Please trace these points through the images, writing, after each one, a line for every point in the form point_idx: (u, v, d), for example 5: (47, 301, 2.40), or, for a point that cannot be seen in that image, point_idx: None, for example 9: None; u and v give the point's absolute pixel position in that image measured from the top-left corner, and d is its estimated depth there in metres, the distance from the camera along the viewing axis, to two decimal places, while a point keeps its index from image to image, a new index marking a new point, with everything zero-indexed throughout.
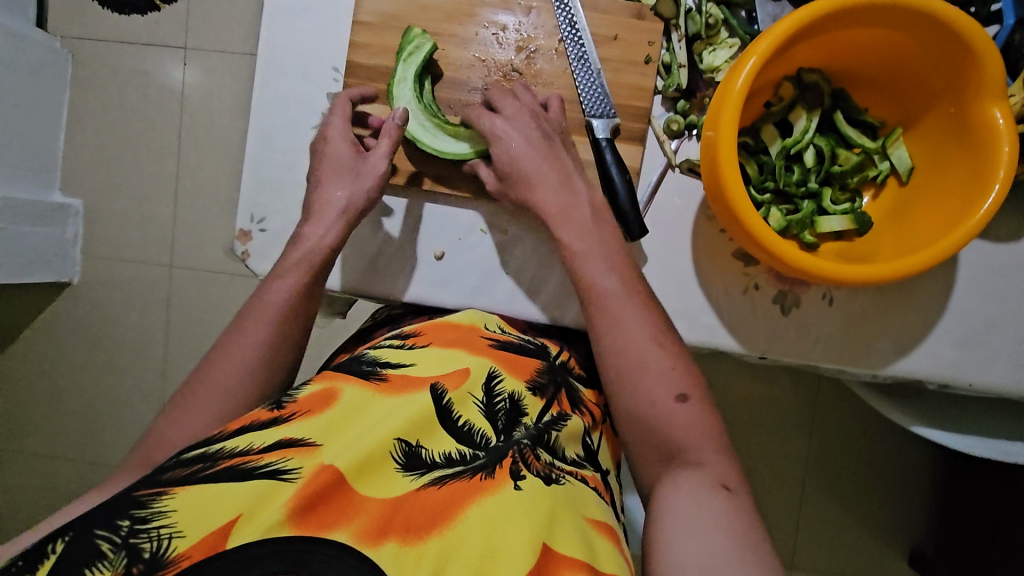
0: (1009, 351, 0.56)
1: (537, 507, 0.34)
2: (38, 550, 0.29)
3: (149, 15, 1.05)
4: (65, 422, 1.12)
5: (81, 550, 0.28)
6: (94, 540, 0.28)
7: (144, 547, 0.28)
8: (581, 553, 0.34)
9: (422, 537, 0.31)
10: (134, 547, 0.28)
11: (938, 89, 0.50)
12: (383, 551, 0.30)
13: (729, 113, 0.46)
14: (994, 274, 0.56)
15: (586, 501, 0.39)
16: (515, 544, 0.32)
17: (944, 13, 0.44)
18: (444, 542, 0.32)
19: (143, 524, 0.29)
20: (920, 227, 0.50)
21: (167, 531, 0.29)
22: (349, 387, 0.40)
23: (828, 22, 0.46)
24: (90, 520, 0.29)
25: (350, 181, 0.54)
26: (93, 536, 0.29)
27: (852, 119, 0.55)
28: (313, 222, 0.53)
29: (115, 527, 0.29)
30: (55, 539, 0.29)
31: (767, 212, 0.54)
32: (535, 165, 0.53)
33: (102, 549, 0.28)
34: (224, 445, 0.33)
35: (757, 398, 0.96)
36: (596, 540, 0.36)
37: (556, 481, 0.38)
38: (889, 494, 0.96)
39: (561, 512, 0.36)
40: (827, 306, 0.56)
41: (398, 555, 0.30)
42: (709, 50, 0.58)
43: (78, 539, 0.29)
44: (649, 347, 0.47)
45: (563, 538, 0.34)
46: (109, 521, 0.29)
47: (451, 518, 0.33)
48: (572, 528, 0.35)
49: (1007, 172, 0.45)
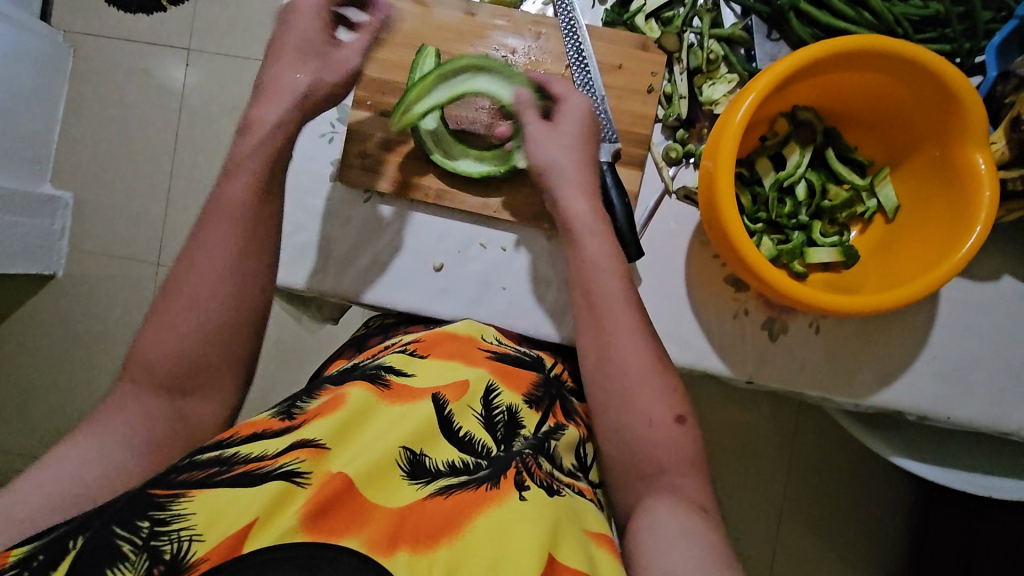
0: (987, 387, 0.58)
1: (541, 517, 0.35)
2: (57, 546, 0.29)
3: (155, 14, 1.06)
4: (36, 418, 1.09)
5: (101, 550, 0.28)
6: (114, 540, 0.28)
7: (166, 549, 0.28)
8: (582, 563, 0.34)
9: (432, 547, 0.32)
10: (156, 549, 0.28)
11: (924, 132, 0.53)
12: (396, 560, 0.30)
13: (728, 144, 0.47)
14: (974, 312, 0.58)
15: (587, 515, 0.40)
16: (525, 553, 0.32)
17: (932, 62, 0.46)
18: (453, 552, 0.32)
19: (163, 526, 0.29)
20: (905, 263, 0.52)
21: (188, 534, 0.29)
22: (355, 390, 0.40)
23: (825, 63, 0.48)
24: (109, 519, 0.29)
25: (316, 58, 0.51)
26: (111, 534, 0.29)
27: (843, 156, 0.57)
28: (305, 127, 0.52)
29: (135, 527, 0.29)
30: (73, 536, 0.29)
31: (760, 241, 0.56)
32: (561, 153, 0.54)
33: (122, 549, 0.28)
34: (239, 450, 0.34)
35: (739, 423, 0.97)
36: (598, 552, 0.36)
37: (558, 492, 0.39)
38: (867, 525, 0.97)
39: (565, 524, 0.36)
40: (814, 335, 0.58)
41: (410, 564, 0.30)
42: (709, 84, 0.60)
43: (97, 536, 0.29)
44: (646, 356, 0.48)
45: (566, 548, 0.35)
46: (128, 520, 0.29)
47: (459, 528, 0.33)
48: (575, 541, 0.36)
49: (989, 214, 0.47)
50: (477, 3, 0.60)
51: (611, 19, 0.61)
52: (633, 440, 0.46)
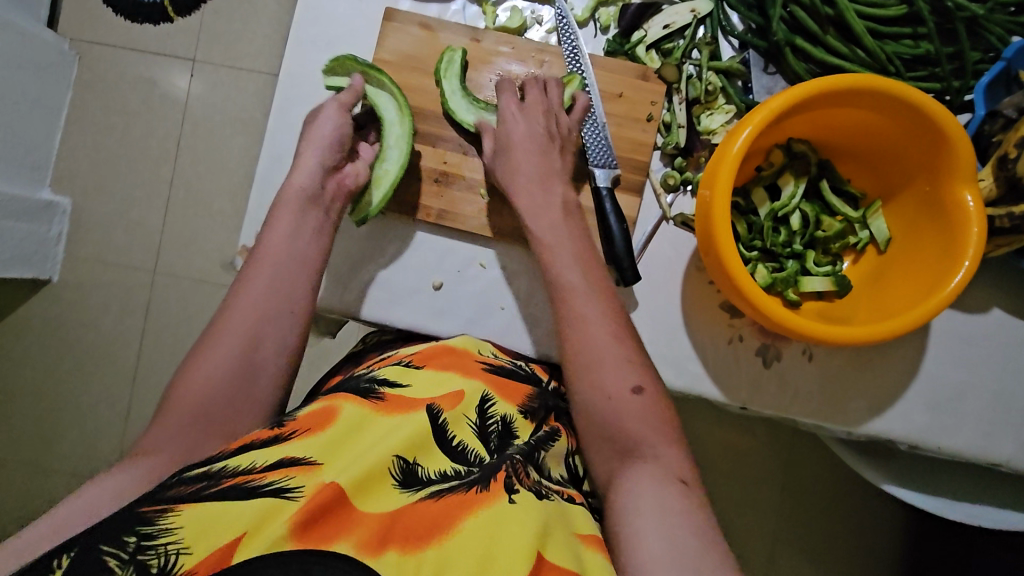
0: (976, 417, 0.59)
1: (528, 517, 0.36)
2: (44, 563, 0.29)
3: (162, 25, 1.07)
4: (24, 423, 1.08)
5: (89, 566, 0.29)
6: (100, 556, 0.29)
7: (151, 563, 0.29)
8: (568, 563, 0.35)
9: (420, 547, 0.33)
10: (142, 563, 0.29)
11: (915, 168, 0.54)
12: (386, 560, 0.32)
13: (725, 174, 0.49)
14: (962, 343, 0.59)
15: (576, 516, 0.41)
16: (509, 552, 0.33)
17: (921, 101, 0.48)
18: (440, 553, 0.33)
19: (149, 540, 0.30)
20: (895, 295, 0.53)
21: (175, 547, 0.30)
22: (349, 406, 0.41)
23: (820, 101, 0.50)
24: (95, 536, 0.30)
25: (321, 148, 0.54)
26: (99, 551, 0.29)
27: (836, 188, 0.59)
28: (307, 151, 0.54)
29: (122, 543, 0.30)
30: (59, 554, 0.29)
31: (754, 269, 0.57)
32: (529, 153, 0.55)
33: (109, 564, 0.29)
34: (227, 463, 0.35)
35: (733, 446, 0.98)
36: (586, 551, 0.37)
37: (545, 496, 0.40)
38: (857, 552, 0.97)
39: (552, 526, 0.37)
40: (807, 362, 0.59)
41: (397, 563, 0.32)
42: (706, 114, 0.62)
43: (84, 553, 0.29)
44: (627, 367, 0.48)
45: (553, 548, 0.35)
46: (114, 536, 0.30)
47: (447, 528, 0.34)
48: (563, 540, 0.36)
49: (976, 251, 0.48)
50: (482, 29, 0.61)
51: (612, 48, 0.62)
52: (599, 418, 0.47)
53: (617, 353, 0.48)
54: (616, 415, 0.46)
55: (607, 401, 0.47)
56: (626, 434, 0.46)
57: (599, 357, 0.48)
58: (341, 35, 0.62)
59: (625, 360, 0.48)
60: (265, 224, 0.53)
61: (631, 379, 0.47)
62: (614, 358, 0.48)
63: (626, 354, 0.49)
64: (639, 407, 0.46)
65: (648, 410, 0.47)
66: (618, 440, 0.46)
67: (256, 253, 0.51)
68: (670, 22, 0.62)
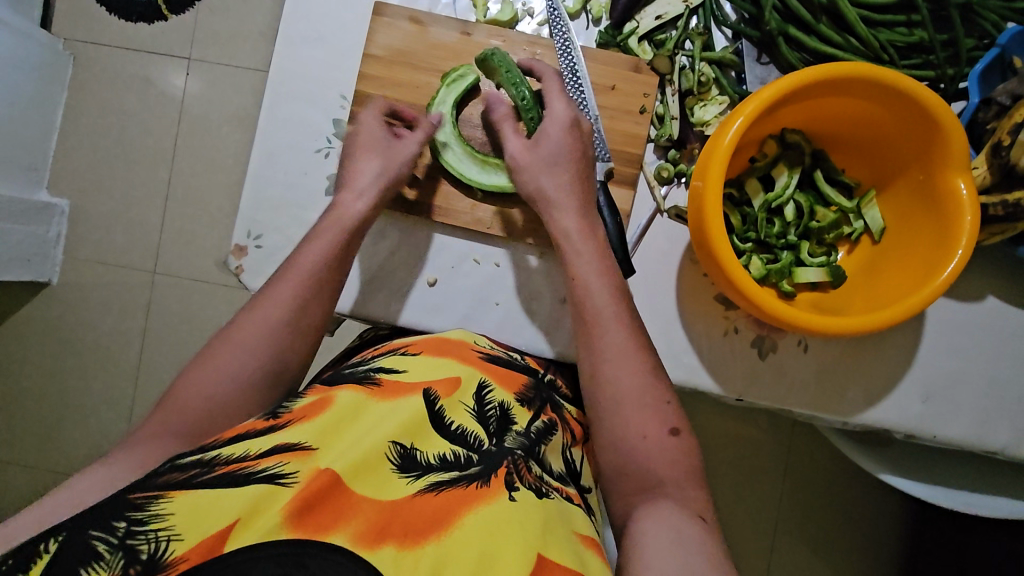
0: (973, 405, 0.59)
1: (525, 516, 0.36)
2: (30, 548, 0.29)
3: (155, 23, 1.07)
4: (27, 423, 1.09)
5: (80, 550, 0.29)
6: (88, 541, 0.29)
7: (142, 549, 0.29)
8: (568, 563, 0.35)
9: (420, 542, 0.33)
10: (132, 549, 0.29)
11: (909, 158, 0.54)
12: (382, 554, 0.31)
13: (718, 167, 0.48)
14: (958, 332, 0.59)
15: (575, 518, 0.40)
16: (511, 547, 0.33)
17: (915, 89, 0.47)
18: (441, 546, 0.33)
19: (139, 526, 0.30)
20: (889, 286, 0.53)
21: (165, 534, 0.30)
22: (344, 392, 0.42)
23: (814, 89, 0.50)
24: (85, 520, 0.30)
25: (370, 186, 0.55)
26: (88, 536, 0.29)
27: (830, 178, 0.59)
28: (348, 190, 0.55)
29: (112, 528, 0.29)
30: (46, 538, 0.29)
31: (749, 260, 0.57)
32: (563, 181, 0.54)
33: (98, 549, 0.29)
34: (221, 452, 0.35)
35: (732, 438, 0.98)
36: (587, 554, 0.37)
37: (546, 495, 0.40)
38: (857, 542, 0.98)
39: (552, 527, 0.37)
40: (803, 353, 0.59)
41: (396, 558, 0.31)
42: (699, 106, 0.61)
43: (73, 538, 0.29)
44: (660, 410, 0.47)
45: (554, 547, 0.35)
46: (105, 522, 0.30)
47: (448, 523, 0.34)
48: (564, 541, 0.36)
49: (969, 240, 0.48)
50: (473, 23, 0.61)
51: (604, 41, 0.62)
52: (623, 457, 0.46)
53: (651, 396, 0.48)
54: (642, 454, 0.46)
55: (636, 443, 0.46)
56: (650, 472, 0.45)
57: (633, 398, 0.47)
58: (332, 31, 0.62)
59: (658, 401, 0.48)
60: (299, 244, 0.52)
61: (665, 421, 0.47)
62: (648, 400, 0.47)
63: (660, 398, 0.48)
64: (669, 451, 0.46)
65: (678, 453, 0.46)
66: (641, 477, 0.45)
67: (289, 270, 0.50)
68: (662, 13, 0.61)
